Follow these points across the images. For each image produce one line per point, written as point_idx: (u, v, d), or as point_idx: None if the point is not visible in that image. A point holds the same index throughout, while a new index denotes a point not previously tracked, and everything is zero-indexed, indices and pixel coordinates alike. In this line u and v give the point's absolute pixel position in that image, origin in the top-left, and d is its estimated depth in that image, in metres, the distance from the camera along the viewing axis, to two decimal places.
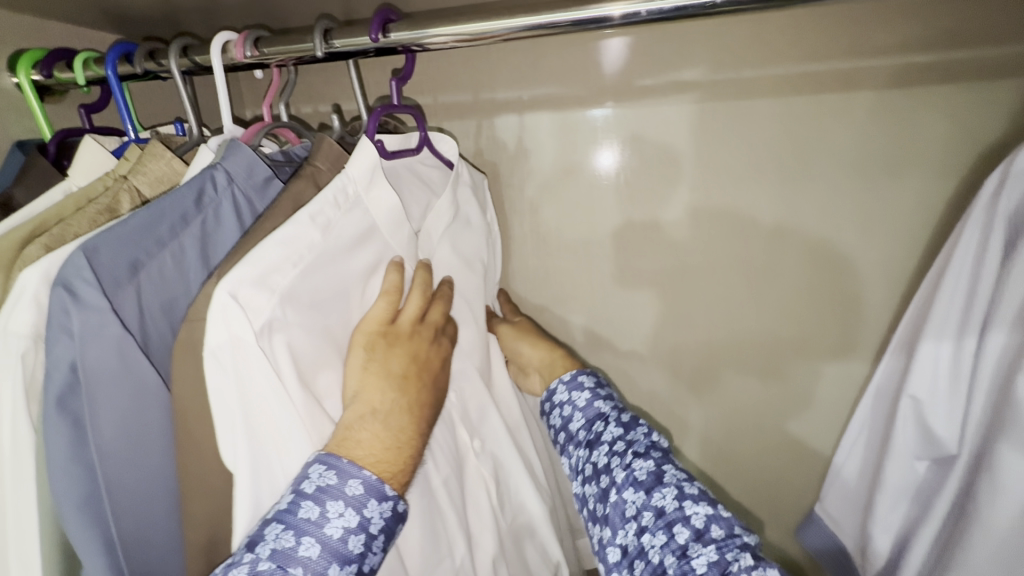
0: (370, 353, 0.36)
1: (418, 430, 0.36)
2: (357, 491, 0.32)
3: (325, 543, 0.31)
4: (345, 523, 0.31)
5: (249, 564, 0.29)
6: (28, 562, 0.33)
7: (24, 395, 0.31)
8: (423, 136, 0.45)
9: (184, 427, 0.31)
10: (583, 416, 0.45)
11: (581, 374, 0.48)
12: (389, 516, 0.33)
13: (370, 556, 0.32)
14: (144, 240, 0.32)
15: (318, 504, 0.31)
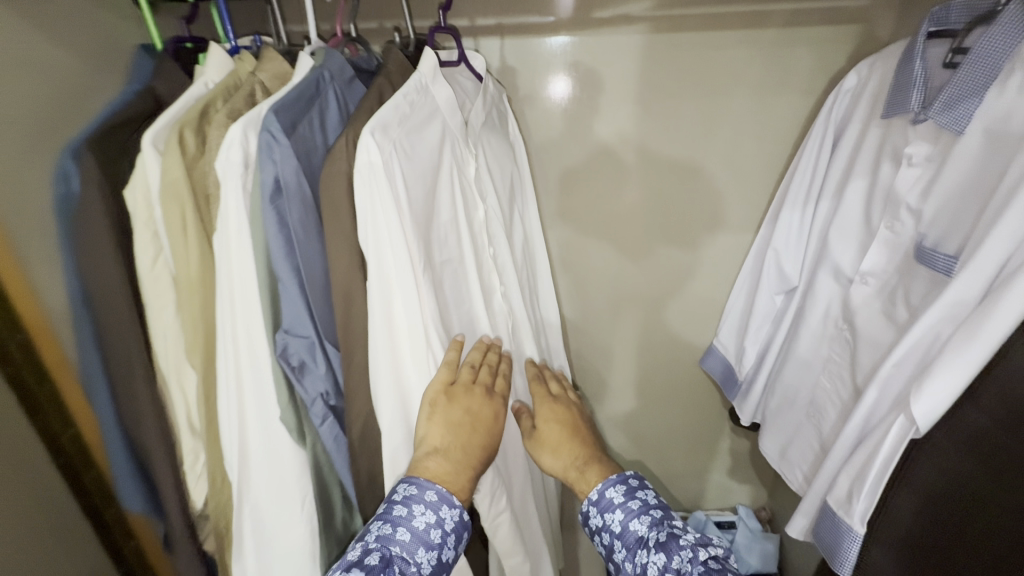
0: (433, 407, 0.52)
1: (468, 463, 0.52)
2: (432, 497, 0.49)
3: (413, 531, 0.48)
4: (426, 521, 0.48)
5: (363, 544, 0.47)
6: (253, 332, 0.48)
7: (244, 205, 0.46)
8: (461, 53, 0.64)
9: (336, 231, 0.48)
10: (624, 542, 0.58)
11: (607, 492, 0.60)
12: (457, 519, 0.50)
13: (446, 547, 0.50)
14: (298, 108, 0.48)
15: (406, 507, 0.48)
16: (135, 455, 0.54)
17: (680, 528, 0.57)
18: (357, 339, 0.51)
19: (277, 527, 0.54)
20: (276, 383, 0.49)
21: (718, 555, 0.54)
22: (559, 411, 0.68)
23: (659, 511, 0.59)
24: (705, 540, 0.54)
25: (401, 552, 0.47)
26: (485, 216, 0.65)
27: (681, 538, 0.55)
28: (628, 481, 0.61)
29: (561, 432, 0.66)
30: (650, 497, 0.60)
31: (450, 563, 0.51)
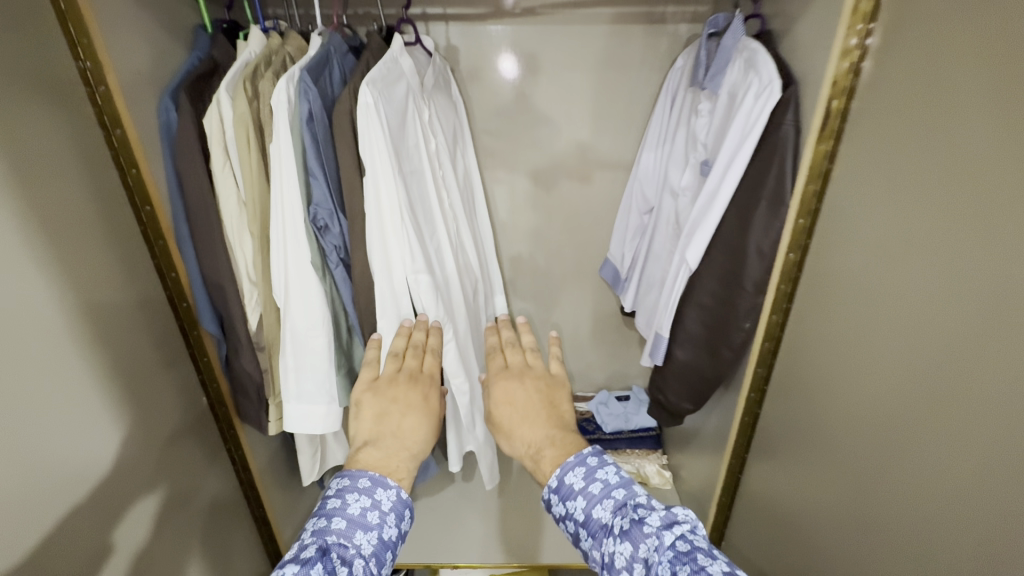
0: (363, 404, 0.71)
1: (399, 450, 0.65)
2: (365, 483, 0.59)
3: (349, 517, 0.56)
4: (361, 505, 0.58)
5: (302, 541, 0.54)
6: (295, 208, 0.78)
7: (289, 126, 0.76)
8: (418, 35, 0.95)
9: (344, 145, 0.79)
10: (593, 531, 0.58)
11: (566, 478, 0.62)
12: (394, 497, 0.60)
13: (384, 525, 0.58)
14: (316, 69, 0.78)
15: (341, 498, 0.58)
16: (211, 295, 0.84)
17: (643, 508, 0.57)
18: (358, 216, 0.83)
19: (307, 339, 0.85)
20: (305, 239, 0.80)
21: (686, 532, 0.53)
22: (509, 392, 0.75)
23: (620, 492, 0.59)
24: (669, 518, 0.54)
25: (338, 538, 0.54)
26: (436, 148, 0.98)
27: (643, 524, 0.54)
28: (587, 463, 0.62)
29: (513, 417, 0.72)
30: (611, 476, 0.60)
31: (393, 541, 0.59)
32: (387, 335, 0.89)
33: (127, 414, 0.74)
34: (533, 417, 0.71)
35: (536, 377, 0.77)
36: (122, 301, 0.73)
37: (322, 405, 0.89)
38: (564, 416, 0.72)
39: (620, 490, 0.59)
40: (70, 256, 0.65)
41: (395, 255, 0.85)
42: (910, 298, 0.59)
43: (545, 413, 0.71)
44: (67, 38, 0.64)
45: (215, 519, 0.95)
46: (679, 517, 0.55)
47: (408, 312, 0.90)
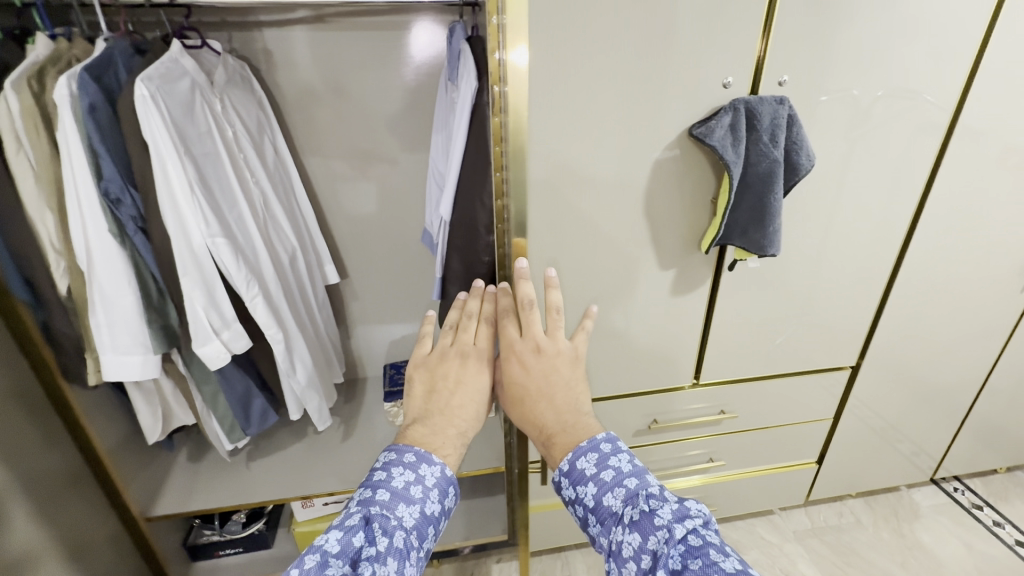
0: (421, 381, 0.93)
1: (442, 434, 0.85)
2: (410, 457, 0.80)
3: (391, 490, 0.76)
4: (405, 478, 0.77)
5: (353, 505, 0.74)
6: (86, 184, 0.94)
7: (73, 116, 0.91)
8: (204, 41, 1.13)
9: (128, 131, 0.96)
10: (605, 513, 0.75)
11: (578, 465, 0.79)
12: (439, 473, 0.80)
13: (425, 499, 0.77)
14: (96, 69, 0.95)
15: (387, 470, 0.78)
16: (18, 265, 0.97)
17: (654, 499, 0.72)
18: (149, 191, 1.00)
19: (116, 297, 1.01)
20: (101, 211, 0.96)
21: (697, 526, 0.67)
22: (531, 375, 0.89)
23: (634, 488, 0.74)
24: (683, 512, 0.68)
25: (382, 508, 0.73)
26: (233, 135, 1.17)
27: (654, 520, 0.69)
28: (600, 451, 0.80)
29: (534, 402, 0.88)
30: (621, 464, 0.78)
31: (432, 514, 0.77)
32: (192, 291, 1.06)
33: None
34: (548, 404, 0.87)
35: (549, 364, 0.89)
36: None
37: (138, 355, 1.04)
38: (578, 399, 0.87)
39: (633, 479, 0.75)
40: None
41: (190, 222, 1.03)
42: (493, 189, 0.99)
43: (558, 397, 0.87)
44: None
45: (45, 464, 1.07)
46: (691, 511, 0.68)
47: (210, 270, 1.08)
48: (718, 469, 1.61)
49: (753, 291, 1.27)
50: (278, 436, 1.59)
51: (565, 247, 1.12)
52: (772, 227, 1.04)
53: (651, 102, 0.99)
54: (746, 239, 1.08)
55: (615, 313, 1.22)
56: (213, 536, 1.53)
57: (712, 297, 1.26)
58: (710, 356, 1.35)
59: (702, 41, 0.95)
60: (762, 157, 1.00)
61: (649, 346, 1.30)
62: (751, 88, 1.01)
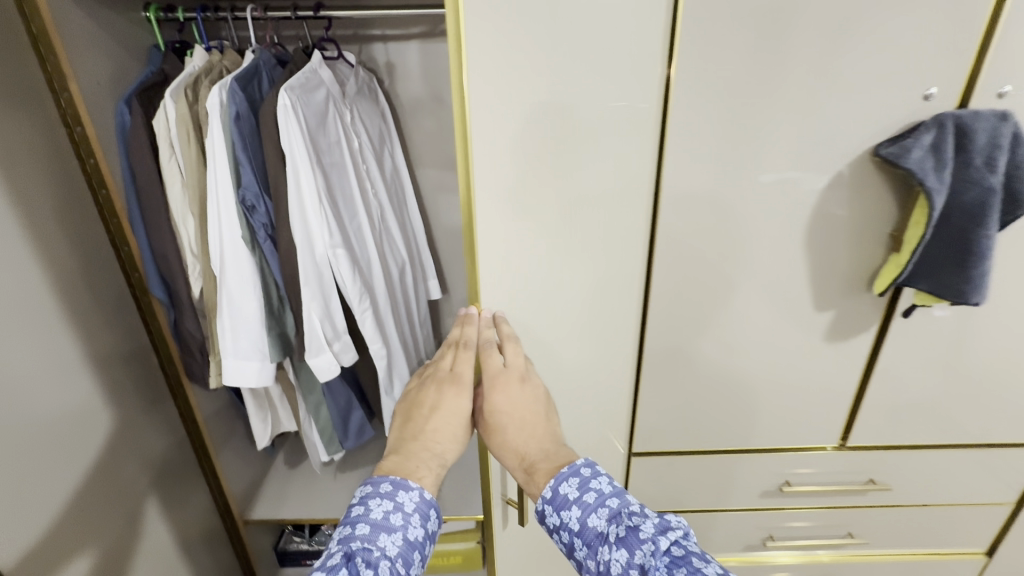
0: (402, 413, 0.91)
1: (417, 459, 0.82)
2: (387, 486, 0.77)
3: (371, 522, 0.73)
4: (383, 509, 0.74)
5: (332, 544, 0.71)
6: (226, 192, 0.95)
7: (221, 123, 0.93)
8: (341, 52, 1.14)
9: (267, 140, 0.96)
10: (589, 534, 0.75)
11: (561, 490, 0.79)
12: (418, 497, 0.77)
13: (408, 526, 0.74)
14: (245, 79, 0.97)
15: (364, 505, 0.74)
16: (159, 266, 1.00)
17: (636, 515, 0.72)
18: (281, 200, 1.00)
19: (241, 303, 1.01)
20: (236, 218, 0.97)
21: (679, 538, 0.68)
22: (515, 404, 0.90)
23: (614, 506, 0.75)
24: (666, 526, 0.69)
25: (362, 543, 0.70)
26: (358, 146, 1.16)
27: (639, 533, 0.69)
28: (580, 474, 0.80)
29: (515, 432, 0.88)
30: (603, 486, 0.77)
31: (417, 539, 0.74)
32: (310, 301, 1.05)
33: (61, 350, 0.87)
34: (526, 433, 0.89)
35: (530, 395, 0.92)
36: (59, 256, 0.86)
37: (255, 362, 1.05)
38: (555, 431, 0.90)
39: (614, 499, 0.76)
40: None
41: (314, 232, 1.01)
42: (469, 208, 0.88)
43: (537, 429, 0.89)
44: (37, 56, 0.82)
45: (155, 459, 1.08)
46: (672, 524, 0.69)
47: (329, 281, 1.06)
48: (855, 547, 1.36)
49: (929, 344, 1.05)
50: (370, 449, 1.57)
51: (699, 278, 0.99)
52: (977, 271, 0.85)
53: (822, 115, 0.85)
54: (935, 283, 0.89)
55: (751, 357, 1.07)
56: (302, 543, 1.53)
57: (875, 346, 1.06)
58: (863, 416, 1.14)
59: (894, 42, 0.79)
60: (971, 184, 0.82)
61: (783, 398, 1.11)
62: (959, 101, 0.83)
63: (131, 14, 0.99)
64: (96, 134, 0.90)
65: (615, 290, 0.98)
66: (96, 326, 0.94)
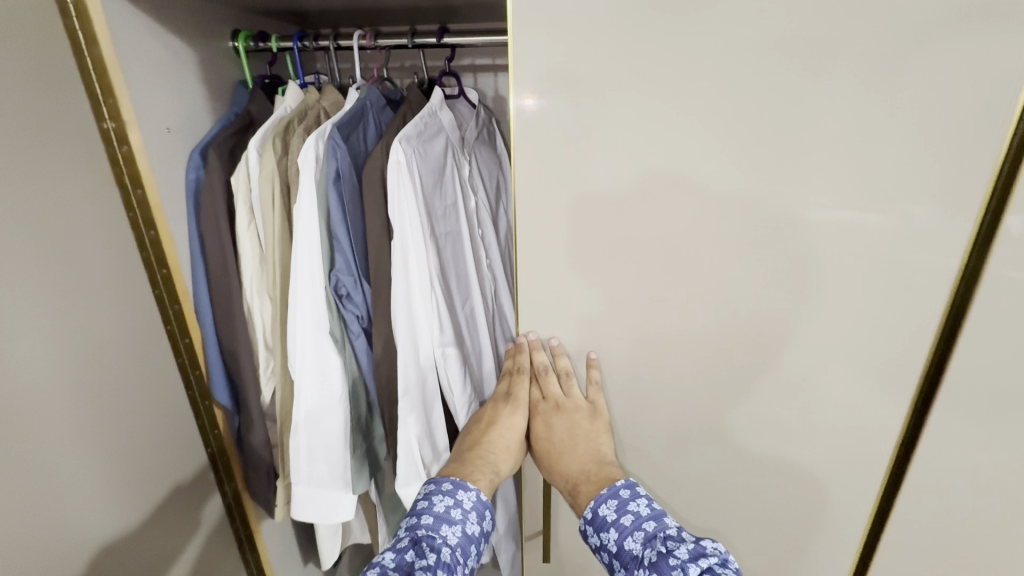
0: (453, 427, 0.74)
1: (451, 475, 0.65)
2: (448, 484, 0.60)
3: (434, 513, 0.56)
4: (446, 504, 0.58)
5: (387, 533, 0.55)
6: (314, 275, 0.72)
7: (316, 184, 0.70)
8: (461, 89, 0.89)
9: (371, 207, 0.72)
10: (619, 559, 0.56)
11: (600, 510, 0.59)
12: (475, 496, 0.60)
13: (471, 522, 0.58)
14: (349, 125, 0.73)
15: (428, 499, 0.58)
16: (226, 363, 0.78)
17: (672, 539, 0.53)
18: (383, 286, 0.75)
19: (322, 415, 0.77)
20: (324, 307, 0.73)
21: (715, 566, 0.49)
22: (555, 430, 0.68)
23: (652, 526, 0.56)
24: (699, 550, 0.50)
25: (428, 531, 0.55)
26: (477, 207, 0.90)
27: (670, 557, 0.51)
28: (619, 493, 0.59)
29: (553, 454, 0.67)
30: (642, 507, 0.58)
31: (478, 537, 0.58)
32: (408, 417, 0.78)
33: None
34: (570, 455, 0.67)
35: (577, 411, 0.68)
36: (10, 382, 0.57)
37: (333, 490, 0.80)
38: (604, 450, 0.67)
39: (652, 521, 0.56)
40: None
41: (421, 327, 0.76)
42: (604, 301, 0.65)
43: (584, 451, 0.67)
44: (92, 99, 0.62)
45: None
46: (707, 550, 0.50)
47: (433, 388, 0.80)
48: None
49: None
50: None
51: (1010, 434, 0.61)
52: None
53: None
54: None
55: None
56: None
57: None
58: None
59: None
60: None
61: None
62: None
63: (217, 43, 0.79)
64: (160, 195, 0.69)
65: (871, 445, 0.65)
66: (60, 476, 0.64)
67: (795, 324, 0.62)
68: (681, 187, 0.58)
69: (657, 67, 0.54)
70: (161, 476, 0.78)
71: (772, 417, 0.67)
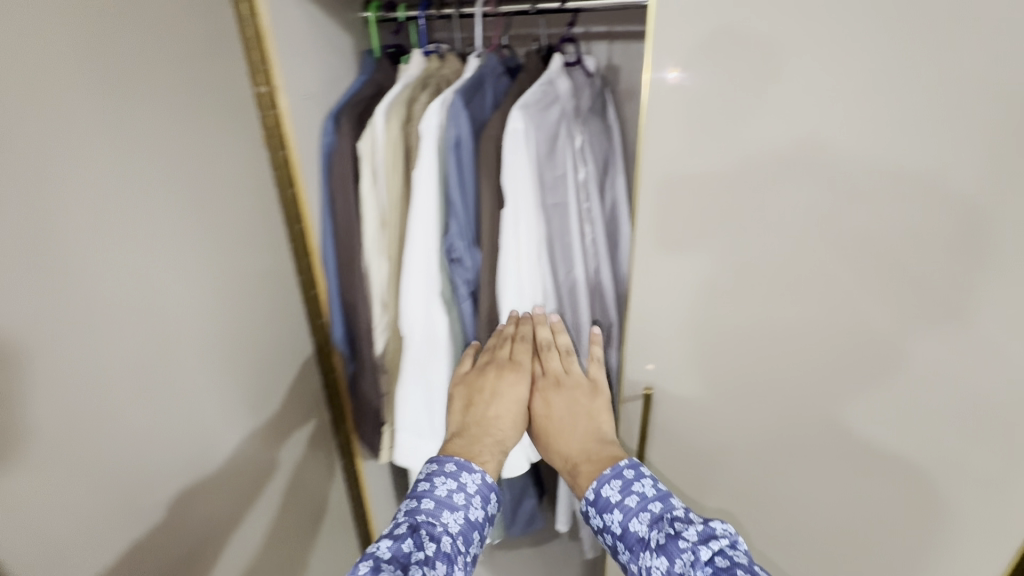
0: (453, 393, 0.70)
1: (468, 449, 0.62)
2: (451, 466, 0.57)
3: (436, 498, 0.54)
4: (448, 487, 0.55)
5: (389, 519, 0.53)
6: (429, 236, 0.75)
7: (436, 148, 0.73)
8: (578, 56, 0.87)
9: (486, 173, 0.74)
10: (623, 539, 0.57)
11: (603, 491, 0.58)
12: (479, 479, 0.57)
13: (473, 506, 0.55)
14: (469, 92, 0.75)
15: (428, 481, 0.56)
16: (346, 314, 0.85)
17: (680, 521, 0.53)
18: (492, 252, 0.77)
19: (427, 369, 0.81)
20: (437, 267, 0.77)
21: (726, 547, 0.50)
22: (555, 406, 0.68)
23: (657, 507, 0.56)
24: (710, 532, 0.51)
25: (427, 517, 0.53)
26: (586, 180, 0.89)
27: (681, 540, 0.51)
28: (622, 475, 0.59)
29: (554, 431, 0.67)
30: (647, 488, 0.57)
31: (482, 522, 0.56)
32: None
33: (189, 425, 0.68)
34: (571, 434, 0.66)
35: (577, 387, 0.70)
36: (200, 319, 0.68)
37: (433, 441, 0.84)
38: (606, 428, 0.67)
39: (657, 503, 0.56)
40: (97, 250, 0.54)
41: (527, 294, 0.77)
42: (720, 279, 0.66)
43: (584, 428, 0.66)
44: (250, 62, 0.70)
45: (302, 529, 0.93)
46: (718, 531, 0.51)
47: None
48: None
49: None
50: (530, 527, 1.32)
51: None
52: None
53: None
54: None
55: None
56: None
57: None
58: None
59: None
60: None
61: None
62: None
63: (352, 16, 0.85)
64: (300, 155, 0.76)
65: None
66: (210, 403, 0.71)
67: (916, 319, 0.58)
68: (816, 163, 0.57)
69: (805, 36, 0.53)
70: (290, 415, 0.86)
71: (885, 414, 0.63)
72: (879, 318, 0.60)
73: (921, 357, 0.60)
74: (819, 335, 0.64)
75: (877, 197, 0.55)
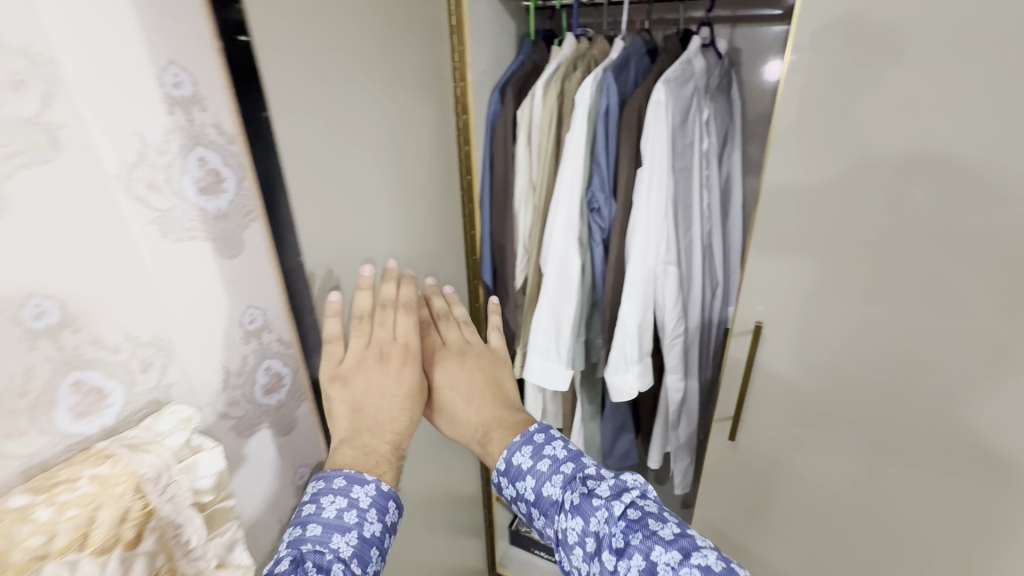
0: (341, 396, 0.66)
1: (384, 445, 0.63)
2: (340, 482, 0.57)
3: (323, 522, 0.54)
4: (336, 506, 0.55)
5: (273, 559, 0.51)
6: (573, 190, 0.91)
7: (586, 116, 0.88)
8: (712, 38, 0.98)
9: (627, 138, 0.88)
10: (537, 502, 0.60)
11: (513, 459, 0.61)
12: (373, 493, 0.58)
13: (367, 523, 0.56)
14: (618, 70, 0.89)
15: (315, 503, 0.56)
16: (495, 254, 1.04)
17: (592, 479, 0.57)
18: (625, 206, 0.91)
19: (559, 303, 0.98)
20: (577, 217, 0.93)
21: (636, 498, 0.55)
22: (458, 376, 0.73)
23: (568, 469, 0.59)
24: (619, 488, 0.55)
25: (313, 546, 0.53)
26: (708, 150, 1.00)
27: (593, 498, 0.55)
28: (533, 440, 0.62)
29: (458, 403, 0.71)
30: (557, 451, 0.60)
31: (377, 537, 0.57)
32: (629, 316, 0.95)
33: None
34: (473, 404, 0.70)
35: (474, 355, 0.76)
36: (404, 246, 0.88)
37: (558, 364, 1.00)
38: (508, 391, 0.73)
39: (569, 464, 0.59)
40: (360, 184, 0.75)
41: (652, 243, 0.91)
42: (832, 236, 0.76)
43: (486, 394, 0.71)
44: (451, 43, 0.88)
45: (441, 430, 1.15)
46: (628, 484, 0.56)
47: (650, 298, 0.96)
48: None
49: None
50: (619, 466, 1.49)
51: None
52: None
53: None
54: None
55: None
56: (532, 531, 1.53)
57: None
58: None
59: None
60: None
61: None
62: None
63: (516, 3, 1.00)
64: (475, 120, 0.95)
65: None
66: None
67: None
68: (936, 134, 0.65)
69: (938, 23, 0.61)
70: None
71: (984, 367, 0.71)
72: (983, 277, 0.68)
73: (1022, 314, 0.67)
74: (923, 291, 0.72)
75: (992, 166, 0.63)
